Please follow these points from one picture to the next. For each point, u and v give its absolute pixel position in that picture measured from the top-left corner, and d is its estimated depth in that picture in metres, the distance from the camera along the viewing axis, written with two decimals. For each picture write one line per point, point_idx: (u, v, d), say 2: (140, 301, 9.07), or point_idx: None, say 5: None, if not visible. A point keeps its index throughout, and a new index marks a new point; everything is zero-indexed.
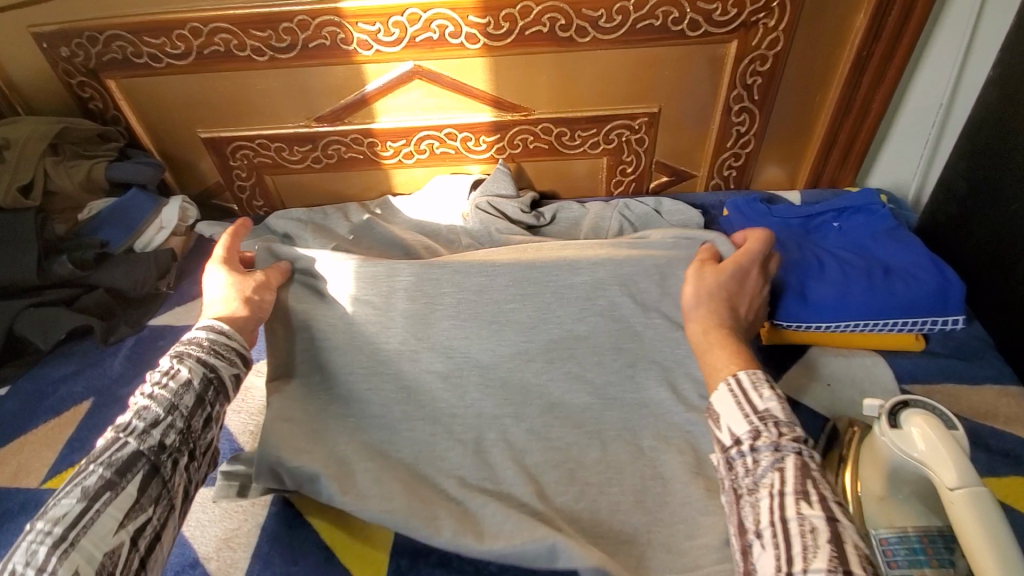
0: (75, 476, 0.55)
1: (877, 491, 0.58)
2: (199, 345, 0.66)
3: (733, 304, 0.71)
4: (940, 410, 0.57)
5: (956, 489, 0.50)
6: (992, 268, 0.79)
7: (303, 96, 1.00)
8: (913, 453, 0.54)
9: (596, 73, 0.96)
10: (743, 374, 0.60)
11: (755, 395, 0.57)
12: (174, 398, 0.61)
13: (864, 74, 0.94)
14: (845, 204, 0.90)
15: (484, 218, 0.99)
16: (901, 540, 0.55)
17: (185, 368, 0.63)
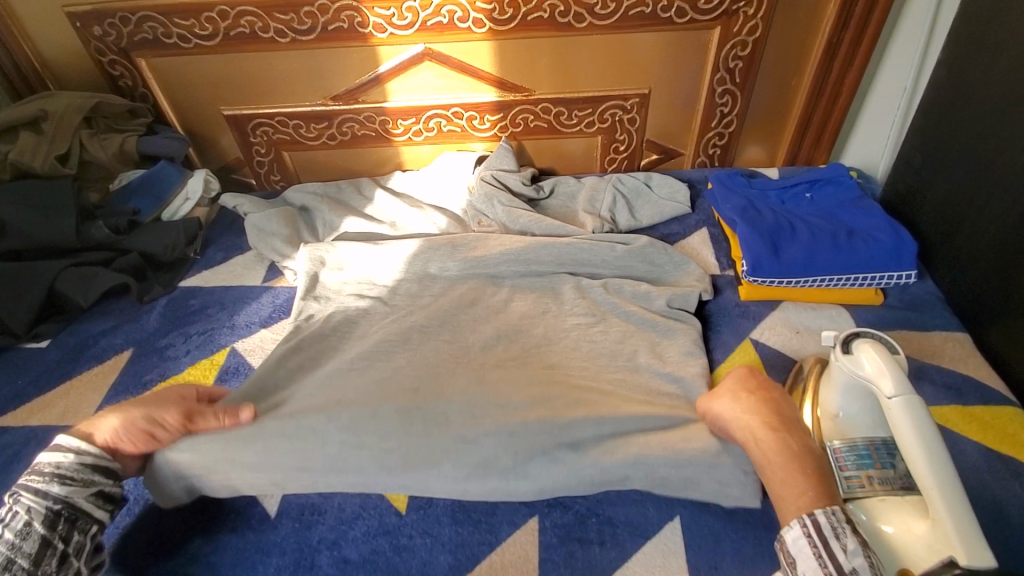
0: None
1: (832, 411, 0.68)
2: (41, 474, 0.60)
3: (781, 399, 0.66)
4: (885, 339, 0.66)
5: (893, 397, 0.60)
6: (942, 231, 0.89)
7: (321, 76, 1.08)
8: (860, 373, 0.64)
9: (592, 56, 1.04)
10: (821, 512, 0.55)
11: (840, 549, 0.52)
12: (9, 552, 0.56)
13: (835, 59, 1.03)
14: (815, 177, 1.00)
15: (489, 190, 1.08)
16: (851, 448, 0.65)
17: (19, 507, 0.58)
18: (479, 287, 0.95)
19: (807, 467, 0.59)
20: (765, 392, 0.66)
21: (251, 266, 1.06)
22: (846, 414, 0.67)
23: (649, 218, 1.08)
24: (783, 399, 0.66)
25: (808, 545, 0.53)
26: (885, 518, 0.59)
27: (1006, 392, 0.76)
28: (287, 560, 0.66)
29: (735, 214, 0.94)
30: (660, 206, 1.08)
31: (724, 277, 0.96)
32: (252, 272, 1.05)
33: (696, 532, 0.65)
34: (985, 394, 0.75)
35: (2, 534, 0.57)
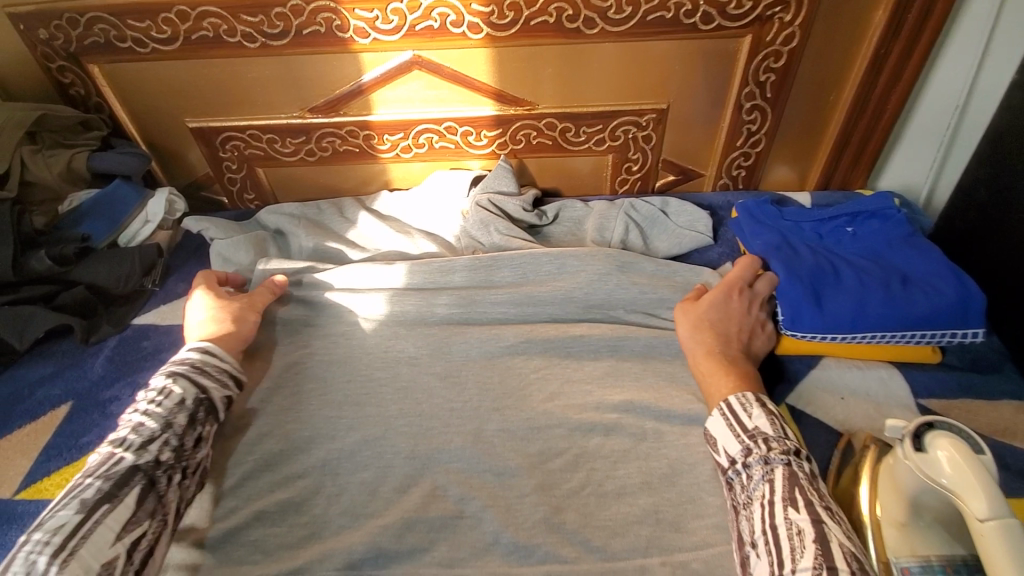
0: (71, 494, 0.57)
1: (896, 517, 0.55)
2: (188, 364, 0.70)
3: (735, 320, 0.74)
4: (966, 433, 0.53)
5: (987, 521, 0.47)
6: (1011, 278, 0.76)
7: (297, 86, 0.95)
8: (940, 480, 0.51)
9: (603, 66, 0.92)
10: (733, 396, 0.66)
11: (745, 416, 0.64)
12: (168, 416, 0.64)
13: (881, 72, 0.90)
14: (858, 209, 0.87)
15: (485, 216, 0.96)
16: (924, 570, 0.52)
17: (178, 386, 0.67)
18: (472, 334, 0.83)
19: (734, 368, 0.70)
20: (722, 313, 0.75)
21: None
22: (916, 524, 0.54)
23: (666, 250, 0.95)
24: (739, 318, 0.75)
25: (721, 420, 0.65)
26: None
27: None
28: None
29: (767, 253, 0.81)
30: (677, 235, 0.96)
31: None
32: None
33: None
34: None
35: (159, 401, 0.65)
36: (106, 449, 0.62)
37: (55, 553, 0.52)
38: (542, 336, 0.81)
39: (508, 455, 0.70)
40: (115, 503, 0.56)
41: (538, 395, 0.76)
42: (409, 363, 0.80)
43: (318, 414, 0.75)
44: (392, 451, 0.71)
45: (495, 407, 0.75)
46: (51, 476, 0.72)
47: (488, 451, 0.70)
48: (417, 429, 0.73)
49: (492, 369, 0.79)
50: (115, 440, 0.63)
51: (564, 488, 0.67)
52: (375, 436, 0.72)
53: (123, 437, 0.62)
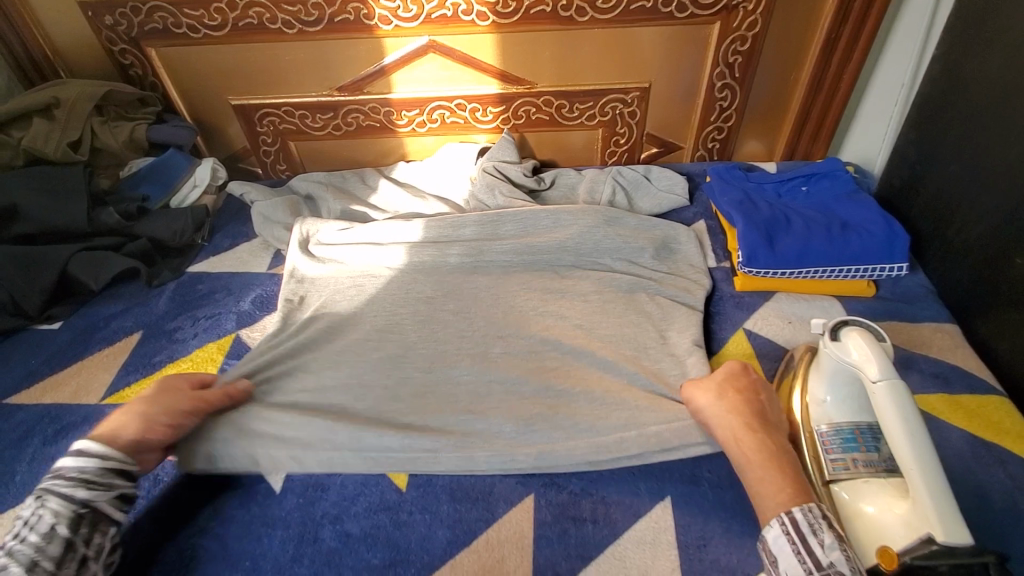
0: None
1: (819, 396, 0.70)
2: (66, 477, 0.61)
3: (763, 407, 0.68)
4: (872, 327, 0.68)
5: (877, 381, 0.62)
6: (934, 224, 0.90)
7: (327, 67, 1.10)
8: (847, 359, 0.66)
9: (593, 50, 1.06)
10: (797, 510, 0.58)
11: (817, 544, 0.55)
12: (36, 554, 0.56)
13: (833, 55, 1.05)
14: (811, 171, 1.02)
15: (491, 181, 1.10)
16: (837, 432, 0.67)
17: (55, 501, 0.60)
18: (480, 278, 0.96)
19: (780, 458, 0.63)
20: (749, 400, 0.68)
21: (257, 253, 1.08)
22: (833, 400, 0.69)
23: (648, 209, 1.10)
24: (765, 404, 0.69)
25: (788, 545, 0.56)
26: (867, 498, 0.61)
27: (993, 382, 0.77)
28: (292, 533, 0.68)
29: (732, 207, 0.96)
30: (658, 198, 1.10)
31: (720, 269, 0.98)
32: (257, 258, 1.07)
33: (685, 510, 0.68)
34: (971, 384, 0.77)
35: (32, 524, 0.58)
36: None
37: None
38: (538, 275, 0.96)
39: (510, 369, 0.82)
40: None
41: (536, 325, 0.88)
42: (426, 303, 0.93)
43: (349, 335, 0.88)
44: (410, 364, 0.83)
45: (499, 335, 0.87)
46: (130, 386, 0.87)
47: (492, 366, 0.83)
48: (433, 350, 0.85)
49: (497, 308, 0.91)
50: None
51: (557, 392, 0.79)
52: (396, 354, 0.84)
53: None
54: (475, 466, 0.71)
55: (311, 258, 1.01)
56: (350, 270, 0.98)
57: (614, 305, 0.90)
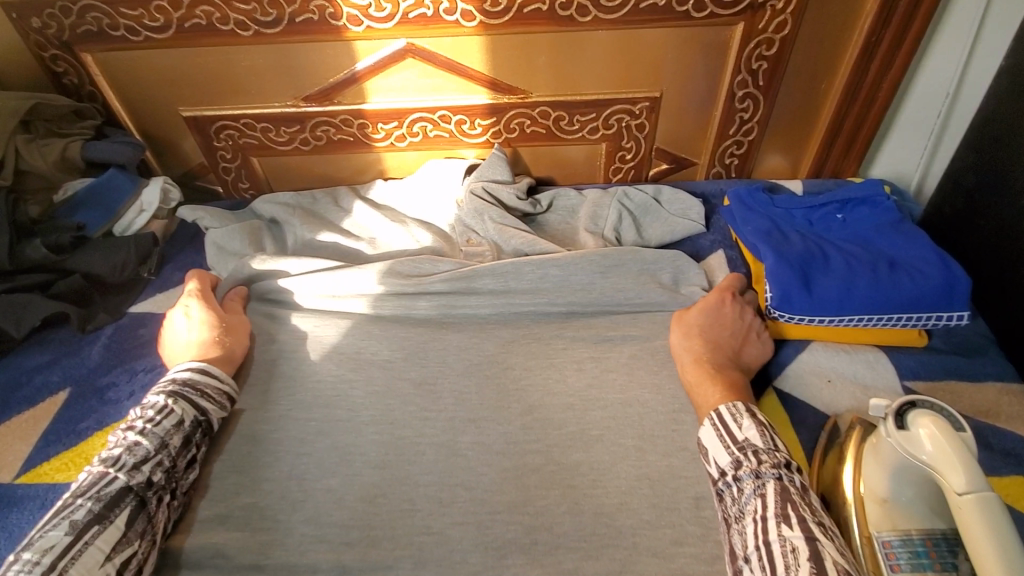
0: (58, 515, 0.57)
1: (879, 493, 0.57)
2: (189, 380, 0.71)
3: (714, 347, 0.74)
4: (948, 412, 0.55)
5: (965, 494, 0.48)
6: (997, 263, 0.77)
7: (290, 74, 0.96)
8: (921, 456, 0.53)
9: (596, 54, 0.92)
10: (723, 406, 0.66)
11: (737, 427, 0.63)
12: (166, 438, 0.64)
13: (873, 60, 0.91)
14: (849, 196, 0.88)
15: (479, 205, 0.97)
16: (904, 544, 0.55)
17: (179, 408, 0.67)
18: (457, 332, 0.85)
19: (721, 377, 0.71)
20: (705, 337, 0.75)
21: None
22: (898, 500, 0.57)
23: (658, 239, 0.96)
24: (725, 341, 0.75)
25: (711, 429, 0.64)
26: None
27: None
28: None
29: (758, 239, 0.83)
30: (670, 224, 0.96)
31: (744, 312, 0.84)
32: None
33: None
34: None
35: (150, 429, 0.64)
36: (85, 479, 0.60)
37: (48, 575, 0.52)
38: (519, 317, 0.86)
39: (481, 471, 0.69)
40: (90, 548, 0.55)
41: (517, 408, 0.75)
42: (384, 368, 0.81)
43: (313, 403, 0.77)
44: (369, 456, 0.71)
45: (472, 420, 0.74)
46: (50, 461, 0.73)
47: (461, 465, 0.70)
48: (403, 417, 0.75)
49: (471, 379, 0.79)
50: (87, 472, 0.62)
51: (539, 504, 0.66)
52: (348, 445, 0.72)
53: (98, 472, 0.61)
54: None
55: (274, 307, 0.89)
56: (310, 320, 0.87)
57: (615, 366, 0.79)
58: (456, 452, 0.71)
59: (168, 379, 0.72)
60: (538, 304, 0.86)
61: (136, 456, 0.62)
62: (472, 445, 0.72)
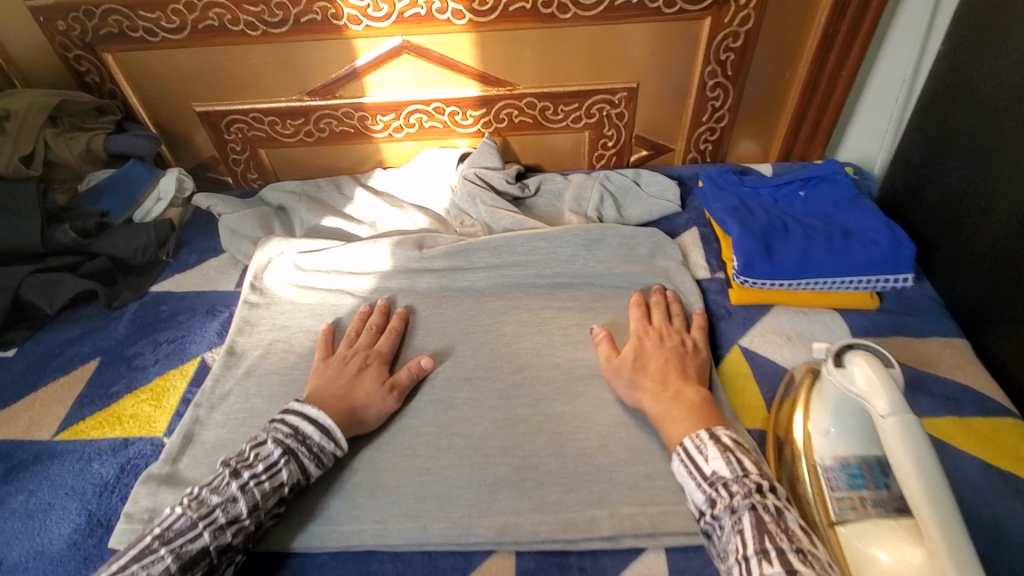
0: (139, 558, 0.57)
1: (823, 427, 0.65)
2: (305, 446, 0.67)
3: (668, 364, 0.75)
4: (880, 352, 0.63)
5: (887, 416, 0.56)
6: (940, 232, 0.85)
7: (296, 70, 1.04)
8: (853, 389, 0.60)
9: (577, 48, 1.00)
10: (688, 438, 0.65)
11: (704, 461, 0.62)
12: (261, 501, 0.63)
13: (831, 50, 0.99)
14: (810, 175, 0.96)
15: (472, 189, 1.04)
16: (842, 467, 0.62)
17: (286, 472, 0.65)
18: (453, 302, 0.92)
19: (676, 392, 0.71)
20: (660, 365, 0.75)
21: (225, 269, 1.03)
22: (838, 432, 0.64)
23: (637, 218, 1.04)
24: (675, 363, 0.75)
25: (681, 465, 0.64)
26: (876, 544, 0.56)
27: (1008, 404, 0.72)
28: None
29: (726, 213, 0.90)
30: (648, 204, 1.04)
31: (715, 281, 0.92)
32: (225, 275, 1.02)
33: (680, 556, 0.64)
34: (985, 406, 0.72)
35: (252, 489, 0.63)
36: (176, 520, 0.60)
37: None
38: (513, 291, 0.93)
39: (475, 421, 0.77)
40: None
41: (508, 367, 0.83)
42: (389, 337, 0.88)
43: None
44: None
45: (467, 377, 0.82)
46: (85, 420, 0.81)
47: (458, 416, 0.78)
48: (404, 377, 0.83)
49: (467, 344, 0.87)
50: (182, 508, 0.61)
51: (526, 447, 0.73)
52: None
53: (190, 516, 0.60)
54: (427, 539, 0.66)
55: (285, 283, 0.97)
56: (319, 294, 0.94)
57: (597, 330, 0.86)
58: (453, 406, 0.79)
59: (280, 429, 0.68)
60: (534, 274, 0.93)
61: (229, 513, 0.61)
62: (467, 401, 0.80)
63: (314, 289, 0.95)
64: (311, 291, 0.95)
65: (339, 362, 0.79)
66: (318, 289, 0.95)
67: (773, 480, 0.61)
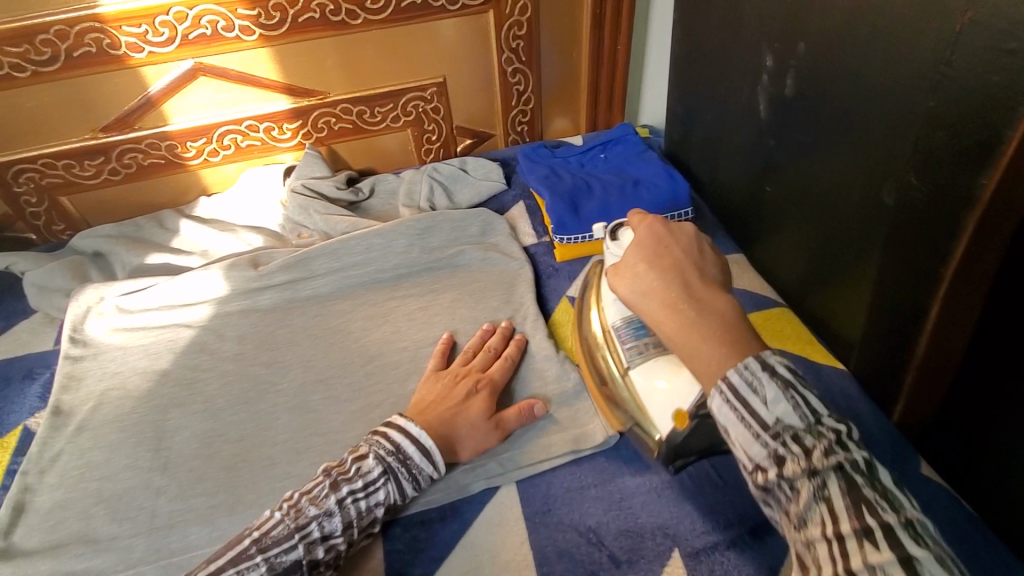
0: (238, 563, 0.57)
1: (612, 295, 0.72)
2: (398, 458, 0.66)
3: (677, 262, 0.56)
4: None
5: None
6: (710, 170, 1.00)
7: (82, 108, 0.99)
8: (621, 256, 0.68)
9: (376, 51, 1.05)
10: (733, 372, 0.45)
11: (759, 402, 0.44)
12: (355, 518, 0.62)
13: (604, 28, 1.11)
14: (605, 139, 1.09)
15: (302, 201, 1.04)
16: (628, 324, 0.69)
17: (383, 492, 0.64)
18: (297, 312, 0.93)
19: (709, 313, 0.50)
20: (660, 263, 0.56)
21: (39, 330, 0.96)
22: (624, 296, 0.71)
23: (467, 201, 1.10)
24: (681, 260, 0.56)
25: (730, 408, 0.45)
26: (656, 372, 0.65)
27: (775, 297, 0.88)
28: None
29: (539, 182, 1.00)
30: (476, 188, 1.11)
31: (540, 245, 1.01)
32: (41, 336, 0.95)
33: (527, 485, 0.71)
34: (758, 303, 0.87)
35: (351, 505, 0.62)
36: (274, 527, 0.60)
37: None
38: (356, 291, 0.95)
39: (332, 417, 0.79)
40: None
41: (359, 360, 0.86)
42: (234, 359, 0.87)
43: (168, 403, 0.83)
44: (224, 438, 0.78)
45: (320, 380, 0.84)
46: None
47: (314, 418, 0.80)
48: (255, 393, 0.83)
49: (316, 349, 0.88)
50: (278, 514, 0.61)
51: None
52: (207, 430, 0.79)
53: (288, 524, 0.60)
54: None
55: (110, 328, 0.92)
56: (150, 334, 0.92)
57: (439, 309, 0.92)
58: (309, 409, 0.81)
59: (382, 445, 0.66)
60: (373, 272, 0.96)
61: (325, 528, 0.60)
62: (323, 400, 0.81)
63: (146, 329, 0.92)
64: (143, 331, 0.92)
65: (453, 382, 0.75)
66: (151, 328, 0.92)
67: (846, 421, 0.45)
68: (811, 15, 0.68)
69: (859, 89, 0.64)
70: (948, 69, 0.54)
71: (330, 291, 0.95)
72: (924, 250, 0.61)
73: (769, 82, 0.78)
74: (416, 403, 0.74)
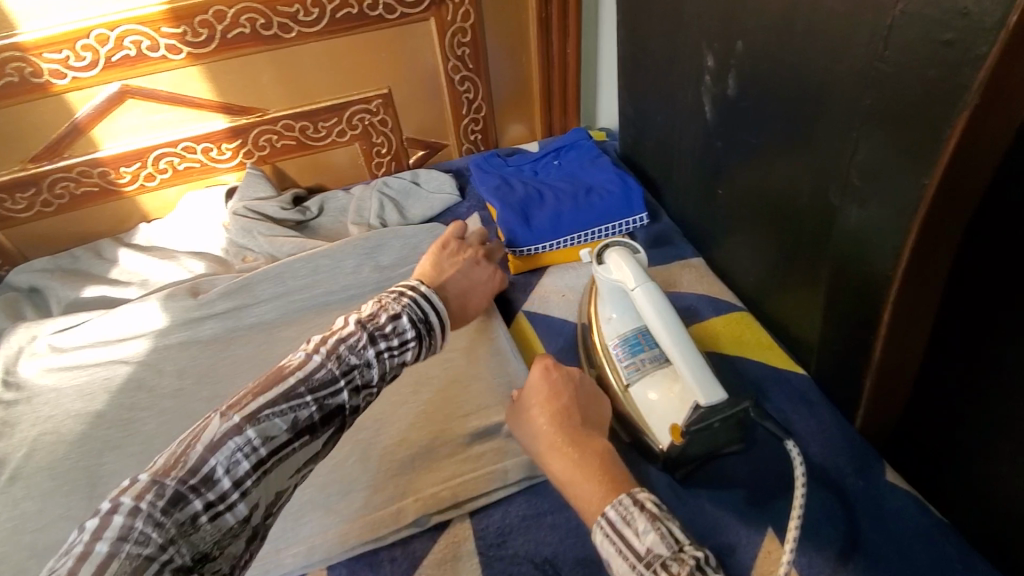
0: (287, 396, 0.52)
1: (607, 314, 0.75)
2: (423, 314, 0.63)
3: (567, 407, 0.61)
4: (629, 244, 0.75)
5: (636, 289, 0.68)
6: (663, 173, 0.97)
7: (7, 139, 0.93)
8: (612, 278, 0.71)
9: (315, 65, 1.01)
10: (610, 507, 0.50)
11: (632, 533, 0.47)
12: (389, 370, 0.60)
13: (551, 32, 1.09)
14: (560, 145, 1.06)
15: (245, 223, 1.00)
16: (624, 341, 0.73)
17: (412, 353, 0.61)
18: (243, 341, 0.89)
19: (590, 463, 0.55)
20: (551, 409, 0.61)
21: None
22: (618, 316, 0.74)
23: (420, 216, 1.07)
24: (568, 404, 0.62)
25: (607, 543, 0.48)
26: (650, 386, 0.68)
27: (734, 301, 0.86)
28: None
29: (489, 193, 0.96)
30: (428, 201, 1.08)
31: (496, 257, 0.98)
32: None
33: (481, 516, 0.68)
34: (717, 308, 0.85)
35: (387, 359, 0.59)
36: (316, 371, 0.55)
37: (253, 473, 0.50)
38: (305, 315, 0.91)
39: None
40: (291, 454, 0.53)
41: None
42: (176, 396, 0.83)
43: (104, 447, 0.78)
44: None
45: None
46: None
47: None
48: None
49: None
50: (318, 358, 0.56)
51: (331, 463, 0.73)
52: (144, 473, 0.75)
53: (331, 369, 0.56)
54: None
55: (44, 368, 0.87)
56: (86, 373, 0.87)
57: None
58: None
59: (414, 309, 0.63)
60: (322, 294, 0.92)
61: (363, 377, 0.58)
62: None
63: (82, 368, 0.87)
64: (78, 371, 0.87)
65: (470, 263, 0.79)
66: (88, 367, 0.87)
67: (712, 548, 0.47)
68: (746, 10, 0.65)
69: (798, 86, 0.62)
70: (883, 64, 0.52)
71: (278, 317, 0.91)
72: (872, 251, 0.59)
73: (713, 83, 0.75)
74: (423, 270, 0.75)
